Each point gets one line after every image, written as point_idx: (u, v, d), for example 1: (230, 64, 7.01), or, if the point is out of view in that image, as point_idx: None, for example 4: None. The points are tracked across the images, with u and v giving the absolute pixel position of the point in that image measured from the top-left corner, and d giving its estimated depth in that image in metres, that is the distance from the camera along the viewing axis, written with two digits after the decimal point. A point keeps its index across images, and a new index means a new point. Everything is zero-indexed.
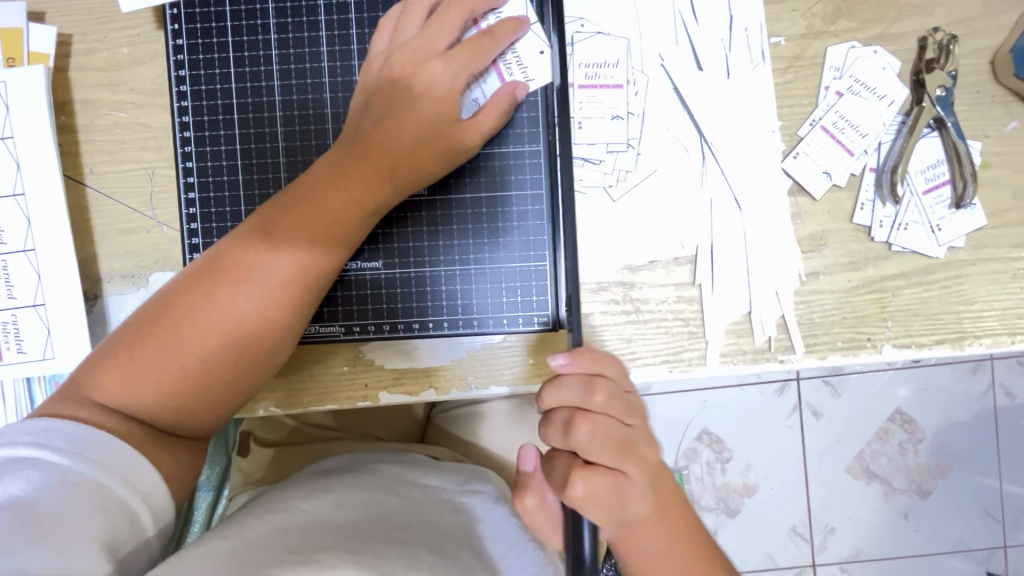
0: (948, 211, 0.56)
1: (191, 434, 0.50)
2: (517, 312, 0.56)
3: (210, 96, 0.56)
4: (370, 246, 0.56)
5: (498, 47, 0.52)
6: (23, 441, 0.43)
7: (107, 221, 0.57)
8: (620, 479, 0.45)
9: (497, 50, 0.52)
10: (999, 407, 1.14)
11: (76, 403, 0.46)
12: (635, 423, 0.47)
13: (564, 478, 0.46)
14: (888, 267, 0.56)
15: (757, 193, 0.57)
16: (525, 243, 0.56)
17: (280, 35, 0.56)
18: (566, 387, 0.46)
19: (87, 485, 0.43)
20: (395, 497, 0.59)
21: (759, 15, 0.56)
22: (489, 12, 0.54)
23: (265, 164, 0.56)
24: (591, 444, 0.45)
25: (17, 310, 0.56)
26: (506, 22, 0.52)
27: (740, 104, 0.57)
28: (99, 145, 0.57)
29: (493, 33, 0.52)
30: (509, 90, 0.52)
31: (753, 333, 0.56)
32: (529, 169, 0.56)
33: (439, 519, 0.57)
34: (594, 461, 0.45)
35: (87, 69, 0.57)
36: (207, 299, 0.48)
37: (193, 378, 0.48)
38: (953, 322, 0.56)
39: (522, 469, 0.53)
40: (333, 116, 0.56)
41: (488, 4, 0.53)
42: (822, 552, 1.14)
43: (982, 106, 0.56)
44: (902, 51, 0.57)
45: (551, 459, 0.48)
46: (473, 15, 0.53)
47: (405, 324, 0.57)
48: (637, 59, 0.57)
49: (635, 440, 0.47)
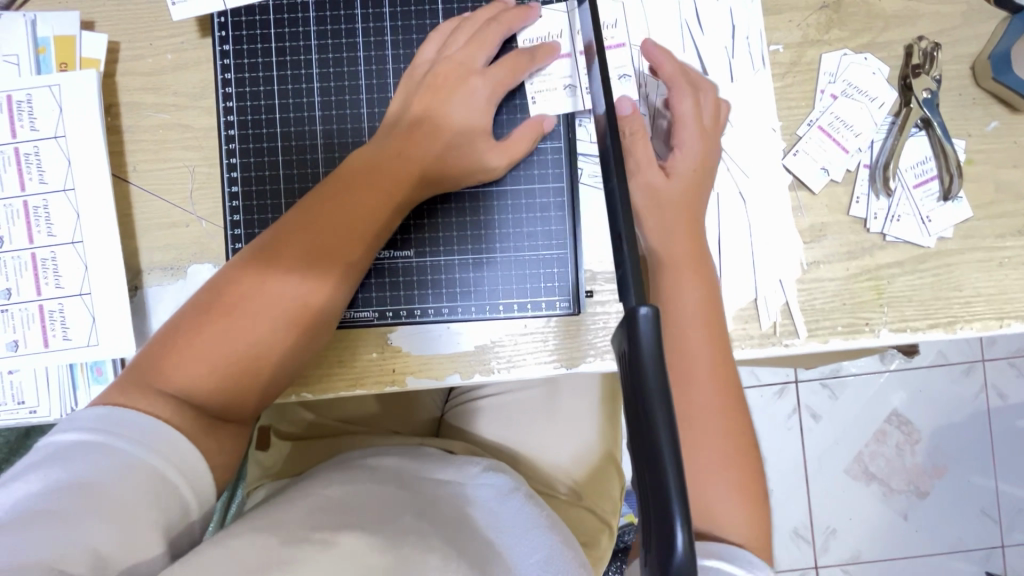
0: (937, 203, 0.60)
1: (236, 418, 0.52)
2: (541, 298, 0.60)
3: (254, 97, 0.60)
4: (402, 236, 0.60)
5: (533, 66, 0.57)
6: (83, 426, 0.45)
7: (149, 215, 0.60)
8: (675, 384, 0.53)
9: (529, 69, 0.57)
10: (992, 408, 1.18)
11: (132, 391, 0.48)
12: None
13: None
14: (883, 257, 0.60)
15: (761, 188, 0.61)
16: (547, 234, 0.60)
17: (321, 41, 0.60)
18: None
19: (146, 470, 0.45)
20: (411, 492, 0.61)
21: (759, 25, 0.61)
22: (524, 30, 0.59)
23: (305, 160, 0.60)
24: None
25: (64, 299, 0.58)
26: (541, 49, 0.58)
27: (745, 105, 0.61)
28: (144, 144, 0.60)
29: (533, 54, 0.57)
30: (537, 122, 0.58)
31: (759, 319, 0.60)
32: (552, 165, 0.60)
33: (452, 511, 0.60)
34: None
35: (134, 74, 0.60)
36: (253, 290, 0.51)
37: (241, 363, 0.50)
38: (945, 308, 0.60)
39: None
40: (370, 116, 0.59)
41: (525, 23, 0.58)
42: (824, 554, 1.16)
43: (965, 108, 0.61)
44: (890, 58, 0.62)
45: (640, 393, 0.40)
46: (509, 32, 0.58)
47: (434, 310, 0.60)
48: (649, 64, 0.61)
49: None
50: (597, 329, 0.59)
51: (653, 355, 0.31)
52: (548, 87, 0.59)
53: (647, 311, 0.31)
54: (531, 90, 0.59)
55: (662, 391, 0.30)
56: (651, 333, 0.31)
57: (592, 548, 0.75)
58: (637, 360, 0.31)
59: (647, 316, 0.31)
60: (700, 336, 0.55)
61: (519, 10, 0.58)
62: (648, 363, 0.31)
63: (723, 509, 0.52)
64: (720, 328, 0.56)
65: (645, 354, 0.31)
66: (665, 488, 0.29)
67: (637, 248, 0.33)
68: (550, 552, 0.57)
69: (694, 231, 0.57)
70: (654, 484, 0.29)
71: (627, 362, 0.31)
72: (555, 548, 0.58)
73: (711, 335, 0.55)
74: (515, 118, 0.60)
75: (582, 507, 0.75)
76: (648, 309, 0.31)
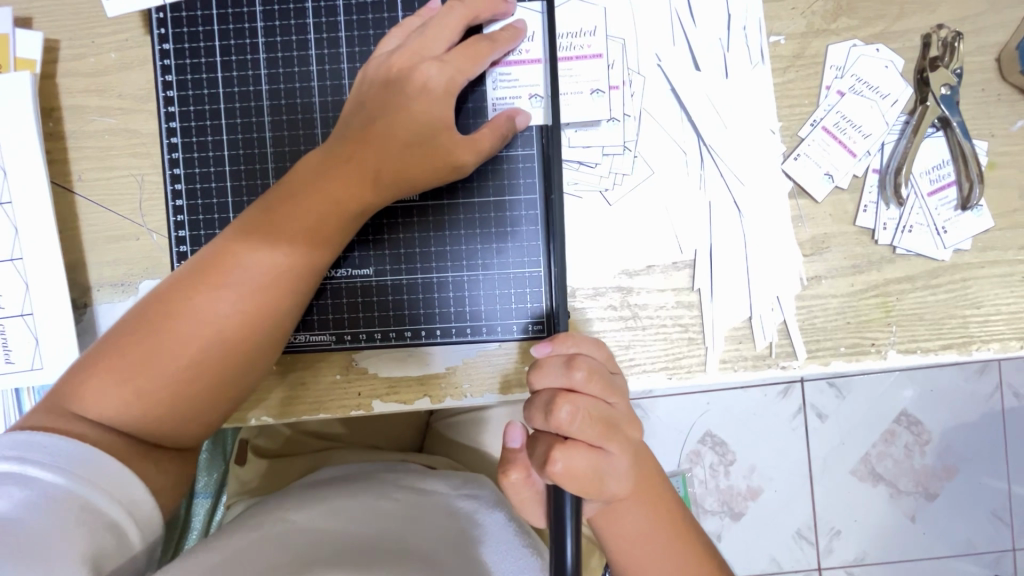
0: (953, 212, 0.55)
1: (176, 444, 0.49)
2: (511, 319, 0.55)
3: (198, 101, 0.55)
4: (360, 252, 0.55)
5: (495, 52, 0.52)
6: (4, 455, 0.42)
7: (95, 228, 0.56)
8: (602, 457, 0.44)
9: (492, 54, 0.52)
10: (1007, 409, 1.12)
11: (60, 416, 0.45)
12: (616, 402, 0.46)
13: (545, 456, 0.43)
14: (892, 271, 0.55)
15: (757, 196, 0.55)
16: (519, 249, 0.55)
17: (268, 38, 0.55)
18: (587, 346, 0.47)
19: (69, 500, 0.41)
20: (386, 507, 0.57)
21: (758, 15, 0.55)
22: (491, 21, 0.54)
23: (253, 170, 0.55)
24: (574, 424, 0.43)
25: (5, 319, 0.55)
26: (502, 32, 0.52)
27: (740, 105, 0.55)
28: (87, 151, 0.56)
29: (492, 37, 0.52)
30: (509, 115, 0.52)
31: (754, 339, 0.55)
32: (522, 173, 0.55)
33: (433, 521, 0.56)
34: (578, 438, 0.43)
35: (75, 75, 0.56)
36: (187, 308, 0.47)
37: (174, 387, 0.46)
38: (960, 326, 0.54)
39: (508, 446, 0.48)
40: (322, 120, 0.55)
41: (491, 12, 0.52)
42: (827, 556, 1.12)
43: (988, 104, 0.55)
44: (905, 49, 0.55)
45: (533, 438, 0.45)
46: (474, 20, 0.52)
47: (397, 333, 0.55)
48: (632, 59, 0.56)
49: (617, 418, 0.45)
50: None
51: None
52: (514, 94, 0.54)
53: None
54: (493, 95, 0.54)
55: None
56: None
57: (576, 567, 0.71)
58: None
59: None
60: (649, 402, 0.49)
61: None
62: None
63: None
64: None
65: None
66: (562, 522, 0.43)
67: None
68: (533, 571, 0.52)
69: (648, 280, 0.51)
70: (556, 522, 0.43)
71: None
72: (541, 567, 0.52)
73: None
74: (481, 121, 0.55)
75: None
76: None
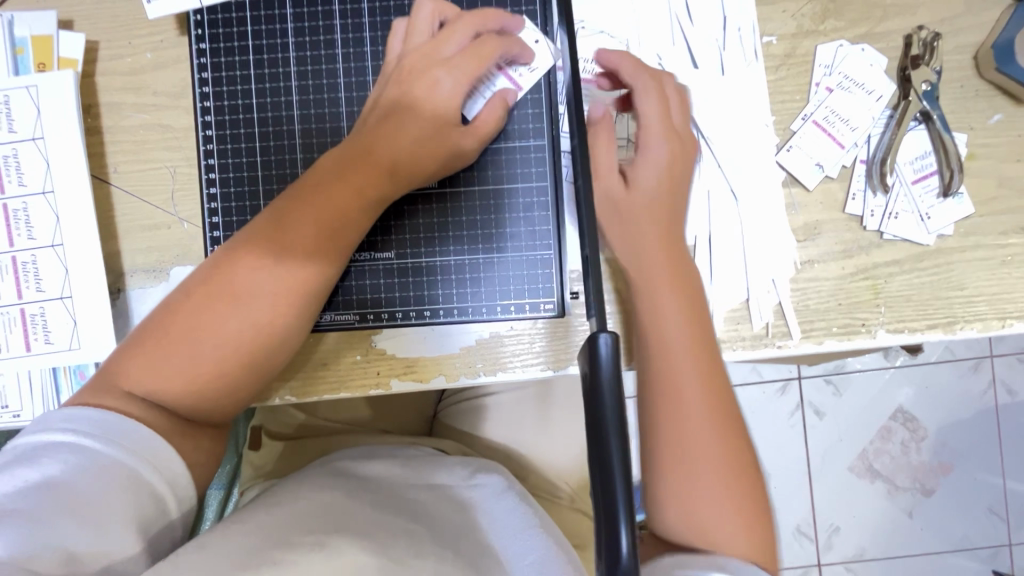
0: (937, 199, 0.58)
1: (210, 419, 0.52)
2: (525, 299, 0.58)
3: (231, 97, 0.59)
4: (381, 238, 0.58)
5: (501, 49, 0.55)
6: (56, 427, 0.45)
7: (130, 217, 0.59)
8: (670, 238, 0.55)
9: (496, 57, 0.55)
10: (1000, 404, 1.15)
11: (103, 393, 0.48)
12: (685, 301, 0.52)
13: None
14: (880, 255, 0.58)
15: (752, 185, 0.59)
16: (531, 235, 0.59)
17: (298, 38, 0.59)
18: (654, 150, 0.55)
19: (116, 469, 0.45)
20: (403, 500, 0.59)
21: (751, 17, 0.59)
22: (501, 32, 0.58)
23: (283, 161, 0.59)
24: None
25: (45, 302, 0.58)
26: (507, 37, 0.56)
27: (735, 101, 0.59)
28: (124, 145, 0.59)
29: (495, 38, 0.55)
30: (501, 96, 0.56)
31: (751, 320, 0.58)
32: (534, 163, 0.58)
33: (443, 514, 0.58)
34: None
35: (113, 74, 0.59)
36: (223, 291, 0.50)
37: (210, 364, 0.49)
38: (944, 307, 0.58)
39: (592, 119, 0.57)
40: (348, 114, 0.58)
41: (500, 24, 0.56)
42: (827, 551, 1.15)
43: (967, 100, 0.59)
44: (889, 49, 0.59)
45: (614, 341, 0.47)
46: (482, 28, 0.56)
47: (417, 312, 0.59)
48: (635, 58, 0.60)
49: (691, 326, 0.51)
50: (584, 332, 0.58)
51: (610, 379, 0.31)
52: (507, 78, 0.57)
53: (607, 337, 0.32)
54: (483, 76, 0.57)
55: (617, 420, 0.31)
56: (610, 358, 0.32)
57: (583, 549, 0.73)
58: (595, 386, 0.32)
59: (607, 342, 0.32)
60: (678, 337, 0.53)
61: (497, 11, 0.56)
62: (604, 387, 0.31)
63: (719, 526, 0.51)
64: (702, 317, 0.55)
65: (603, 379, 0.32)
66: (612, 493, 0.30)
67: (599, 269, 0.34)
68: (544, 554, 0.53)
69: (670, 238, 0.55)
70: (603, 492, 0.30)
71: (588, 384, 0.32)
72: (550, 550, 0.53)
73: (690, 317, 0.54)
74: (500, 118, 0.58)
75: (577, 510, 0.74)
76: (607, 333, 0.32)
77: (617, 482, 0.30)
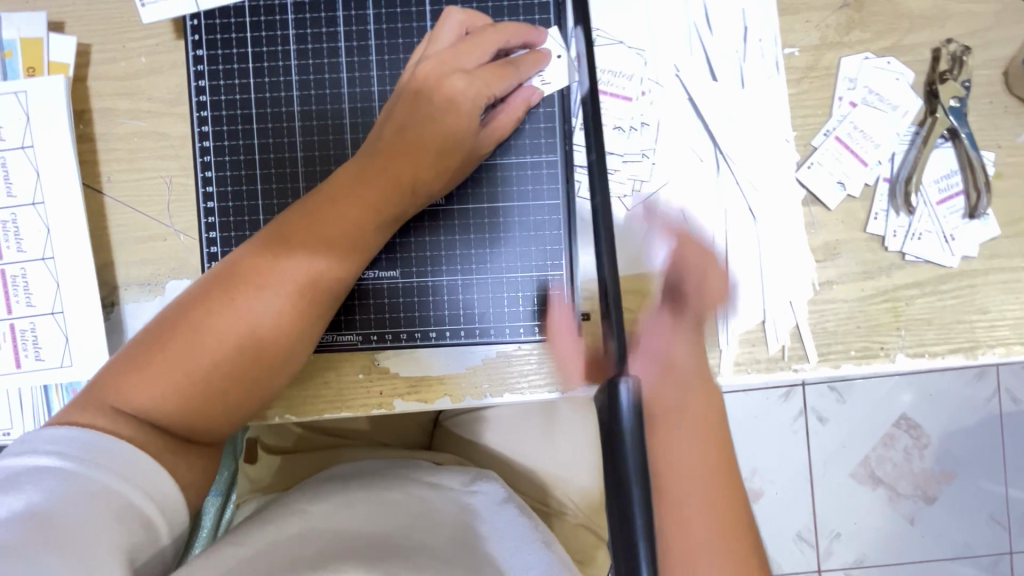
0: (961, 220, 0.56)
1: (207, 441, 0.50)
2: (533, 321, 0.56)
3: (229, 106, 0.56)
4: (387, 255, 0.56)
5: (519, 76, 0.53)
6: (41, 449, 0.43)
7: (124, 228, 0.57)
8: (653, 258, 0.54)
9: (517, 79, 0.53)
10: (1005, 414, 1.14)
11: (94, 412, 0.46)
12: (717, 418, 0.43)
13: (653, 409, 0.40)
14: (901, 277, 0.56)
15: (771, 203, 0.57)
16: (541, 252, 0.56)
17: (300, 45, 0.56)
18: None
19: (106, 495, 0.42)
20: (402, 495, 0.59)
21: (774, 28, 0.57)
22: (521, 46, 0.54)
23: (283, 173, 0.56)
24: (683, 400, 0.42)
25: (34, 317, 0.56)
26: (529, 56, 0.54)
27: (755, 115, 0.57)
28: (117, 153, 0.57)
29: (517, 63, 0.53)
30: (524, 96, 0.54)
31: (766, 342, 0.56)
32: (545, 178, 0.56)
33: (442, 519, 0.57)
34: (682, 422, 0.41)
35: (106, 78, 0.57)
36: (225, 307, 0.48)
37: (209, 384, 0.47)
38: (967, 331, 0.56)
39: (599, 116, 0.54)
40: (352, 126, 0.56)
41: (522, 39, 0.54)
42: (828, 559, 1.14)
43: (995, 116, 0.57)
44: (915, 62, 0.57)
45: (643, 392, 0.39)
46: (505, 46, 0.53)
47: (421, 333, 0.57)
48: (652, 68, 0.57)
49: (718, 432, 0.43)
50: None
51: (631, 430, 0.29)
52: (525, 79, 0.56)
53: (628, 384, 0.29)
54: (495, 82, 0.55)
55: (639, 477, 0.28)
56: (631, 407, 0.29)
57: (583, 565, 0.72)
58: (616, 435, 0.29)
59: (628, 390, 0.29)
60: None
61: (521, 26, 0.54)
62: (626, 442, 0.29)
63: None
64: None
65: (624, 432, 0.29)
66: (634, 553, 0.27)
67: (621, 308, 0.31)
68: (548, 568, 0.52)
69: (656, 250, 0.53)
70: (624, 550, 0.28)
71: (607, 436, 0.29)
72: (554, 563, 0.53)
73: None
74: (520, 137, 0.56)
75: (580, 525, 0.72)
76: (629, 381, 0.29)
77: (641, 549, 0.27)
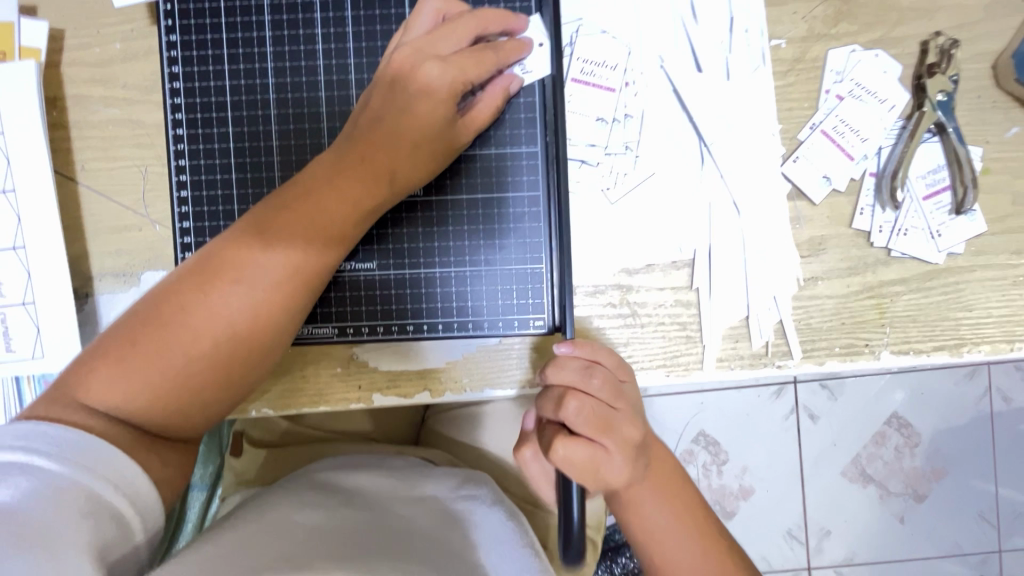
0: (948, 216, 0.56)
1: (178, 435, 0.49)
2: (513, 315, 0.56)
3: (204, 93, 0.55)
4: (364, 247, 0.55)
5: (500, 65, 0.52)
6: (9, 446, 0.41)
7: (98, 218, 0.56)
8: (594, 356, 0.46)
9: (497, 67, 0.52)
10: (995, 412, 1.14)
11: (62, 406, 0.45)
12: (622, 408, 0.46)
13: (549, 444, 0.44)
14: (887, 273, 0.56)
15: (757, 197, 0.56)
16: (522, 245, 0.56)
17: (276, 32, 0.55)
18: None
19: (79, 490, 0.41)
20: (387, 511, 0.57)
21: (760, 19, 0.56)
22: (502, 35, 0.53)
23: (259, 163, 0.55)
24: (579, 418, 0.44)
25: (6, 308, 0.55)
26: (509, 44, 0.52)
27: (741, 107, 0.56)
28: (91, 141, 0.56)
29: (496, 50, 0.52)
30: (503, 85, 0.53)
31: (750, 338, 0.56)
32: (526, 170, 0.55)
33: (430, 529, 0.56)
34: (578, 434, 0.44)
35: (80, 64, 0.56)
36: (197, 300, 0.47)
37: (181, 378, 0.47)
38: (952, 328, 0.55)
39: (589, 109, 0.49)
40: (329, 115, 0.55)
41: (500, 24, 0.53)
42: (817, 556, 1.13)
43: (984, 111, 0.56)
44: (904, 55, 0.56)
45: (540, 428, 0.47)
46: (482, 31, 0.52)
47: (400, 326, 0.56)
48: (636, 59, 0.56)
49: (619, 422, 0.45)
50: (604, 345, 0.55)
51: None
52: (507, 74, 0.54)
53: None
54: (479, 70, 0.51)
55: None
56: None
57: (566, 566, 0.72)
58: None
59: None
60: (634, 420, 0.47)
61: (500, 13, 0.52)
62: None
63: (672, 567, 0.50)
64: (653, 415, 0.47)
65: None
66: None
67: None
68: None
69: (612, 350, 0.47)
70: None
71: None
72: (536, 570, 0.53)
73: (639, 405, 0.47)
74: (502, 132, 0.55)
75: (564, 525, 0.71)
76: None
77: None
